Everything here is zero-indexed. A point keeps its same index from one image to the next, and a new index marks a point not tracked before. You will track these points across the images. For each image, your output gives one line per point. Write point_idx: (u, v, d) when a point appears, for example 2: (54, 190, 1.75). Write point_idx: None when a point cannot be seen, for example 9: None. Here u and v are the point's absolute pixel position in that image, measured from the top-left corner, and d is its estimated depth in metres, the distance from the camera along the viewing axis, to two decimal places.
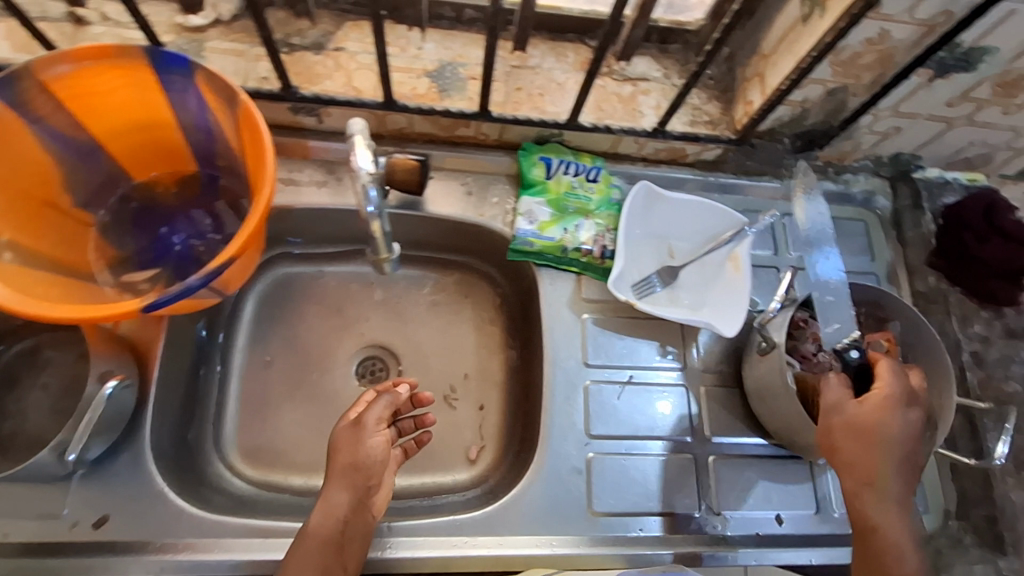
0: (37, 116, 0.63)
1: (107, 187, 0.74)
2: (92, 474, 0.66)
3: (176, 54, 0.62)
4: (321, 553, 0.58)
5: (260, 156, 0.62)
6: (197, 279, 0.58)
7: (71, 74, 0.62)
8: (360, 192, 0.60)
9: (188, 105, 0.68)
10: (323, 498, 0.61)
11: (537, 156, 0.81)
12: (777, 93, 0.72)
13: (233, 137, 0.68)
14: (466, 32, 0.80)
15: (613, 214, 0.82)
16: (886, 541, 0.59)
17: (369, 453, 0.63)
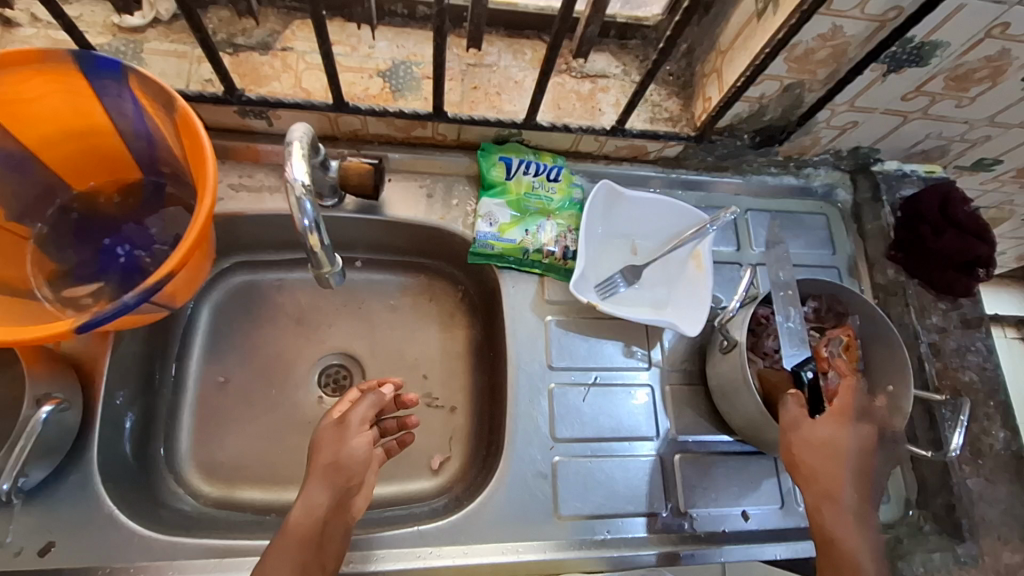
0: None
1: (44, 198, 0.71)
2: (36, 500, 0.64)
3: (107, 58, 0.59)
4: (299, 552, 0.55)
5: (201, 162, 0.59)
6: (134, 296, 0.55)
7: None
8: (294, 204, 0.57)
9: (125, 110, 0.65)
10: (304, 496, 0.57)
11: (496, 157, 0.80)
12: (734, 90, 0.71)
13: (174, 144, 0.65)
14: (420, 30, 0.78)
15: (575, 214, 0.81)
16: (847, 551, 0.57)
17: (352, 452, 0.60)
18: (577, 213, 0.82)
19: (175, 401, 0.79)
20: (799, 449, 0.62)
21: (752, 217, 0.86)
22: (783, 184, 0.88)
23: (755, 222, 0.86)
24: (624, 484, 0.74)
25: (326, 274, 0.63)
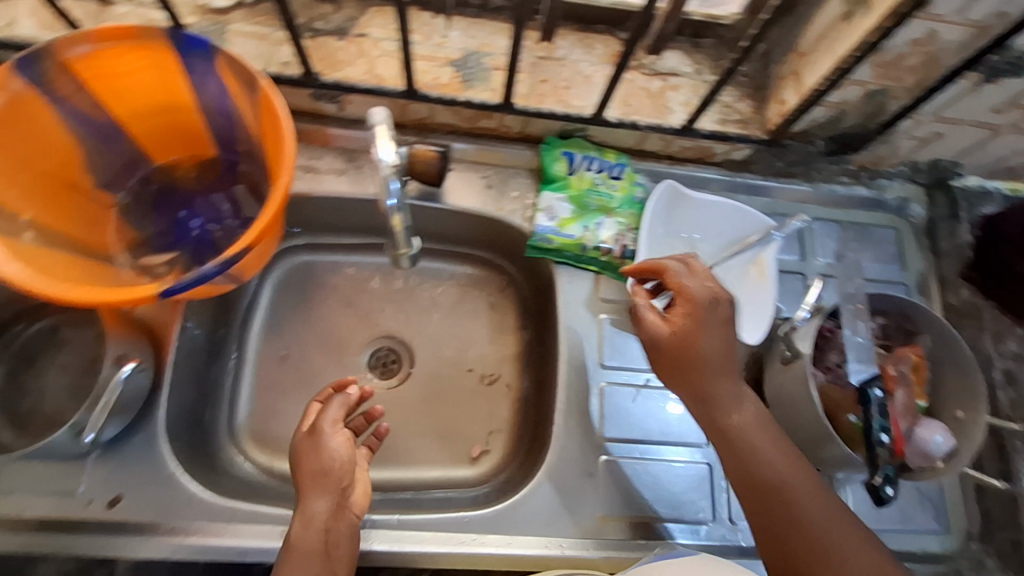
0: (59, 96, 0.62)
1: (127, 168, 0.74)
2: (108, 454, 0.67)
3: (197, 37, 0.61)
4: (312, 562, 0.56)
5: (279, 144, 0.61)
6: (213, 266, 0.57)
7: (93, 54, 0.61)
8: (382, 185, 0.56)
9: (208, 88, 0.67)
10: (301, 511, 0.59)
11: (559, 151, 0.79)
12: (814, 94, 0.69)
13: (253, 124, 0.67)
14: (493, 20, 0.78)
15: (635, 213, 0.80)
16: (756, 462, 0.58)
17: (332, 456, 0.61)
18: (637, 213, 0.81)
19: (235, 372, 0.81)
20: (664, 365, 0.61)
21: (819, 227, 0.83)
22: (853, 195, 0.85)
23: (822, 232, 0.83)
24: (670, 489, 0.73)
25: (401, 255, 0.66)
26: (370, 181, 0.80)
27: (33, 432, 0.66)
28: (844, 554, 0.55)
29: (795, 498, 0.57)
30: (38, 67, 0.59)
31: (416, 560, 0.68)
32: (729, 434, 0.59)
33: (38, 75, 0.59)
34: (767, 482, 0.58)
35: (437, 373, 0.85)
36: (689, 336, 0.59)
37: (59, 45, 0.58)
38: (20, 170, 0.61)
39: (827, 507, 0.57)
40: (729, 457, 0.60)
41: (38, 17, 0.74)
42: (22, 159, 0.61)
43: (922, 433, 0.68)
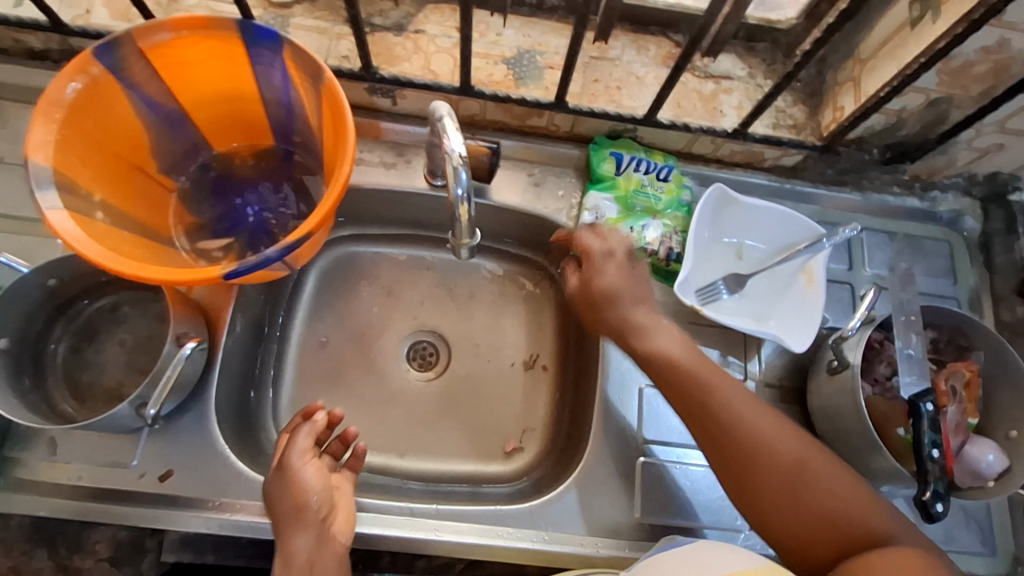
0: (133, 82, 0.64)
1: (188, 154, 0.76)
2: (162, 430, 0.69)
3: (267, 28, 0.63)
4: None
5: (341, 135, 0.62)
6: (275, 251, 0.59)
7: (168, 43, 0.63)
8: (451, 176, 0.56)
9: (272, 79, 0.69)
10: (283, 551, 0.60)
11: (607, 152, 0.79)
12: (873, 101, 0.68)
13: (314, 116, 0.69)
14: (547, 20, 0.79)
15: (682, 216, 0.80)
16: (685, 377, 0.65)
17: (302, 493, 0.63)
18: (684, 216, 0.80)
19: (280, 357, 0.83)
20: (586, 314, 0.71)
21: (869, 237, 0.82)
22: (905, 206, 0.83)
23: (871, 242, 0.82)
24: (708, 494, 0.72)
25: (463, 245, 0.64)
26: (418, 175, 0.81)
27: (93, 404, 0.68)
28: (780, 451, 0.61)
29: (726, 402, 0.64)
30: (115, 54, 0.61)
31: (454, 551, 0.68)
32: (666, 366, 0.66)
33: (115, 61, 0.62)
34: (693, 393, 0.65)
35: (474, 367, 0.86)
36: (592, 276, 0.71)
37: (136, 34, 0.61)
38: (93, 151, 0.64)
39: (764, 416, 0.63)
40: (667, 388, 0.67)
41: (113, 7, 0.77)
42: (95, 140, 0.64)
43: (974, 452, 0.67)
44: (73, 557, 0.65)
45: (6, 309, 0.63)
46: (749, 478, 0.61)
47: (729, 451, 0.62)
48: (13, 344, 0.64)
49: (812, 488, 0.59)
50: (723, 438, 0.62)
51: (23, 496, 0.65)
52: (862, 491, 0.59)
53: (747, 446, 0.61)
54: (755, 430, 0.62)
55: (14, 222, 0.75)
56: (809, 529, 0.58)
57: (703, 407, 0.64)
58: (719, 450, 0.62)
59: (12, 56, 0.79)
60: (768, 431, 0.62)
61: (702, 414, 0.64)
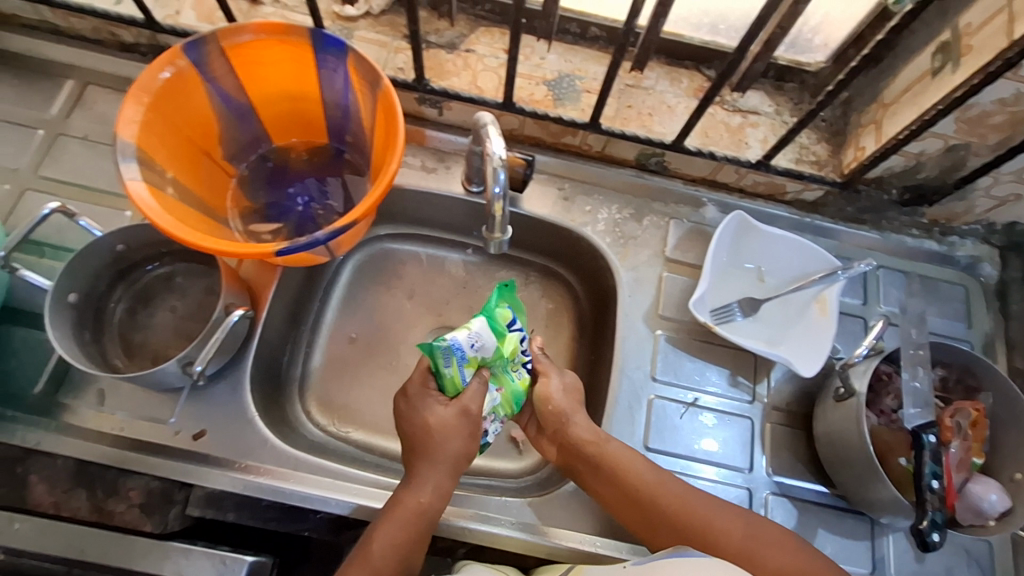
0: (212, 76, 0.72)
1: (250, 146, 0.83)
2: (198, 392, 0.74)
3: (336, 37, 0.69)
4: (418, 526, 0.64)
5: (393, 134, 0.67)
6: (324, 234, 0.64)
7: (248, 44, 0.71)
8: (489, 175, 0.61)
9: (334, 83, 0.75)
10: (433, 480, 0.66)
11: (506, 302, 0.70)
12: (893, 143, 0.72)
13: (369, 119, 0.75)
14: (588, 48, 0.85)
15: (515, 405, 0.73)
16: (616, 470, 0.69)
17: (472, 446, 0.68)
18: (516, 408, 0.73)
19: (310, 339, 0.88)
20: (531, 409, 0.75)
21: (885, 274, 0.84)
22: (923, 248, 0.86)
23: (886, 280, 0.84)
24: None
25: (495, 240, 0.69)
26: (455, 180, 0.87)
27: (140, 361, 0.74)
28: (729, 535, 0.65)
29: (664, 491, 0.68)
30: (198, 50, 0.69)
31: (459, 533, 0.71)
32: (598, 460, 0.69)
33: (200, 57, 0.69)
34: (626, 490, 0.68)
35: None
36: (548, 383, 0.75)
37: (217, 36, 0.68)
38: (172, 134, 0.71)
39: (695, 495, 0.68)
40: (604, 481, 0.69)
41: (200, 11, 0.87)
42: (173, 125, 0.71)
43: (975, 489, 0.68)
44: (108, 500, 0.70)
45: (79, 266, 0.69)
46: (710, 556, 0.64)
47: (684, 541, 0.65)
48: (80, 298, 0.71)
49: (764, 563, 0.63)
50: (677, 532, 0.66)
51: (72, 439, 0.71)
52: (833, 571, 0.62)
53: (700, 534, 0.65)
54: (702, 517, 0.66)
55: (89, 192, 0.83)
56: None
57: (641, 498, 0.67)
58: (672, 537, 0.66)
59: (104, 47, 0.89)
60: (713, 518, 0.66)
61: (647, 505, 0.67)
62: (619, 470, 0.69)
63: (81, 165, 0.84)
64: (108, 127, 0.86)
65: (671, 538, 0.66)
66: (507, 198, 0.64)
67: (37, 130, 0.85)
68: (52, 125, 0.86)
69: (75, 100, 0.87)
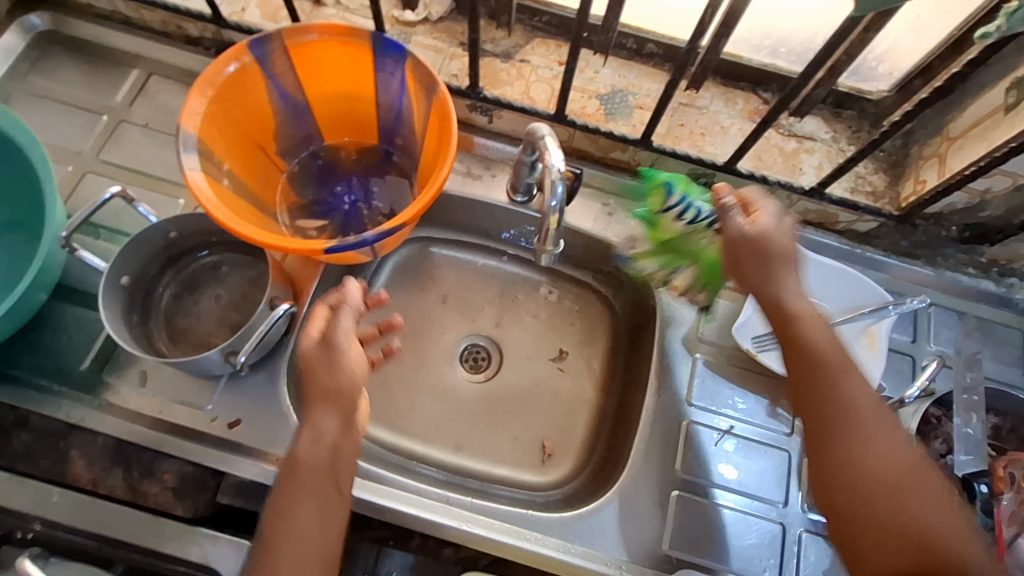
0: (273, 74, 0.74)
1: (302, 144, 0.84)
2: (235, 383, 0.75)
3: (395, 41, 0.70)
4: (318, 482, 0.59)
5: (447, 143, 0.67)
6: (373, 234, 0.64)
7: (310, 44, 0.72)
8: (547, 187, 0.60)
9: (390, 86, 0.76)
10: (313, 425, 0.60)
11: (658, 182, 0.73)
12: (958, 178, 0.70)
13: (422, 125, 0.76)
14: (643, 64, 0.84)
15: (714, 273, 0.75)
16: (814, 350, 0.61)
17: (341, 377, 0.60)
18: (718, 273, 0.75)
19: None
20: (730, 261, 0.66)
21: (937, 313, 0.81)
22: (978, 287, 0.81)
23: (939, 318, 0.81)
24: (739, 540, 0.73)
25: (545, 254, 0.67)
26: (500, 188, 0.87)
27: (183, 347, 0.76)
28: (891, 462, 0.57)
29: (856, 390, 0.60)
30: (263, 47, 0.71)
31: (482, 544, 0.71)
32: (800, 340, 0.62)
33: (264, 54, 0.71)
34: (820, 376, 0.60)
35: (523, 374, 0.89)
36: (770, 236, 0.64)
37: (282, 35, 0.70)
38: (230, 127, 0.73)
39: (884, 427, 0.59)
40: (796, 359, 0.62)
41: (264, 9, 0.89)
42: (231, 118, 0.73)
43: None
44: (143, 481, 0.71)
45: (133, 250, 0.71)
46: (859, 466, 0.57)
47: (846, 444, 0.58)
48: (131, 281, 0.73)
49: (910, 512, 0.55)
50: (837, 430, 0.59)
51: (113, 418, 0.72)
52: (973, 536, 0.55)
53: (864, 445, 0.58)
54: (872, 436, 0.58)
55: (145, 178, 0.85)
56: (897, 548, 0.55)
57: (829, 386, 0.60)
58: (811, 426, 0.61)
59: (171, 41, 0.92)
60: (886, 442, 0.58)
61: (824, 392, 0.60)
62: (817, 353, 0.61)
63: (140, 152, 0.87)
64: (167, 117, 0.89)
65: (828, 436, 0.59)
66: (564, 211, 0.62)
67: (101, 117, 0.88)
68: (115, 111, 0.88)
69: (139, 90, 0.90)
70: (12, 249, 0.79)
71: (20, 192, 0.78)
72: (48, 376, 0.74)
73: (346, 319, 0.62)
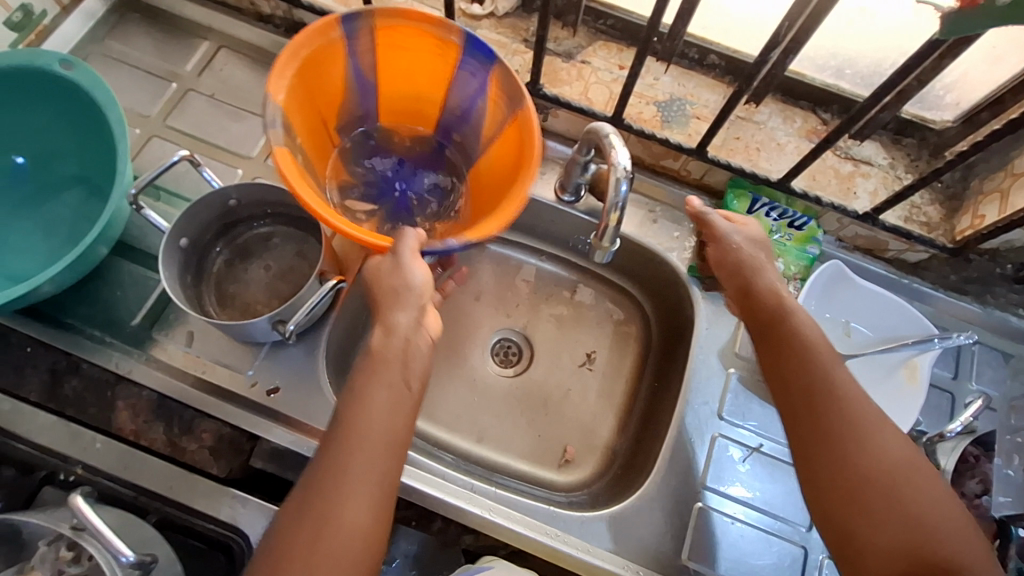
0: (355, 51, 0.74)
1: (360, 122, 0.84)
2: (277, 351, 0.77)
3: (488, 47, 0.72)
4: (387, 379, 0.57)
5: (528, 157, 0.68)
6: (458, 242, 0.59)
7: (396, 30, 0.73)
8: (611, 183, 0.60)
9: (465, 88, 0.78)
10: (387, 325, 0.60)
11: (745, 191, 0.82)
12: (1019, 215, 0.69)
13: (494, 134, 0.77)
14: (703, 75, 0.84)
15: (802, 264, 0.80)
16: (801, 344, 0.62)
17: (416, 275, 0.60)
18: (807, 264, 0.80)
19: None
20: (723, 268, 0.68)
21: (981, 351, 0.80)
22: None
23: (982, 357, 0.79)
24: (756, 558, 0.72)
25: (602, 249, 0.65)
26: (549, 186, 0.88)
27: (231, 312, 0.78)
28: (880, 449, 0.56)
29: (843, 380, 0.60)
30: (354, 25, 0.71)
31: (499, 533, 0.72)
32: (790, 333, 0.62)
33: (353, 31, 0.72)
34: (807, 369, 0.60)
35: (553, 371, 0.89)
36: (753, 237, 0.69)
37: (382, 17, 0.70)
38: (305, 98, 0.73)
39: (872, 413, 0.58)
40: (784, 353, 0.62)
41: None
42: (308, 86, 0.73)
43: None
44: (182, 437, 0.74)
45: (196, 213, 0.74)
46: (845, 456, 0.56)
47: (836, 435, 0.57)
48: (189, 244, 0.75)
49: (898, 499, 0.54)
50: (823, 418, 0.58)
51: (159, 373, 0.75)
52: (961, 524, 0.53)
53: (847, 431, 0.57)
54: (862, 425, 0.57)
55: (207, 146, 0.88)
56: (894, 538, 0.53)
57: (814, 379, 0.60)
58: (802, 427, 0.59)
59: (242, 16, 0.95)
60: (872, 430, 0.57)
61: (812, 386, 0.59)
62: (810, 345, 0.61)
63: (204, 120, 0.89)
64: (233, 89, 0.92)
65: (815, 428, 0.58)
66: (625, 209, 0.62)
67: (170, 83, 0.91)
68: (184, 79, 0.91)
69: (207, 61, 0.93)
70: (78, 203, 0.82)
71: (91, 148, 0.81)
72: (101, 327, 0.77)
73: (411, 241, 0.60)
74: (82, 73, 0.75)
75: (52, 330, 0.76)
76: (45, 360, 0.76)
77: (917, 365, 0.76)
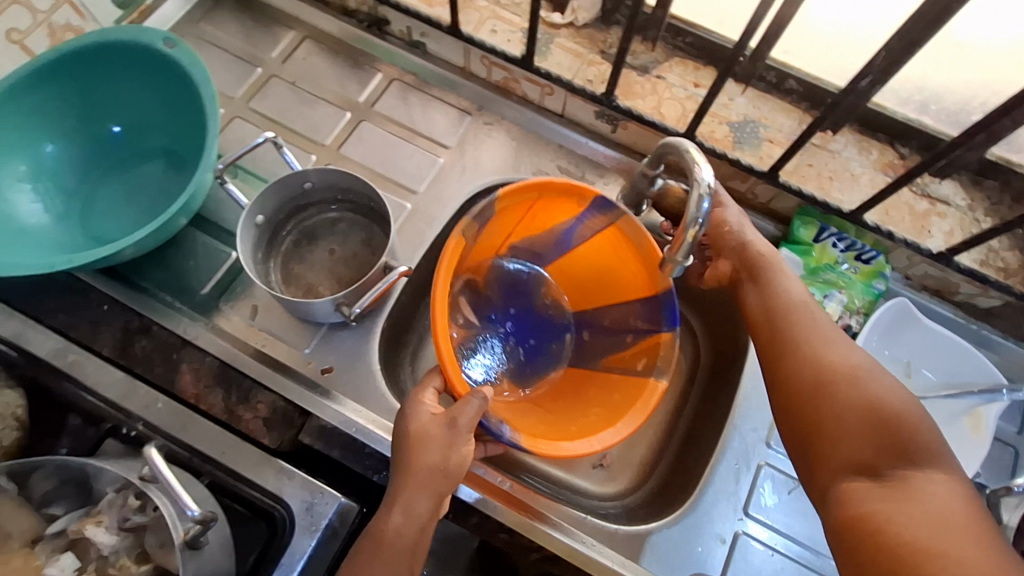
0: (584, 217, 0.73)
1: (533, 255, 0.80)
2: (337, 332, 0.81)
3: (676, 317, 0.70)
4: (394, 560, 0.58)
5: (624, 416, 0.68)
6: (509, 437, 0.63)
7: (631, 245, 0.72)
8: (694, 198, 0.60)
9: (624, 315, 0.76)
10: (408, 503, 0.59)
11: (814, 219, 0.80)
12: None
13: (615, 369, 0.74)
14: (779, 99, 0.83)
15: (868, 299, 0.78)
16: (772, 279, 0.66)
17: (451, 460, 0.61)
18: (871, 299, 0.79)
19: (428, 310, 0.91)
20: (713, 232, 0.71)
21: None
22: None
23: None
24: None
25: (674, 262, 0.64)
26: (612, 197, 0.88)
27: (294, 290, 0.82)
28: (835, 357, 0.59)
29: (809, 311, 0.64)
30: (606, 209, 0.70)
31: (533, 532, 0.72)
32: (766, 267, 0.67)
33: (599, 212, 0.71)
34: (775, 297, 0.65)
35: None
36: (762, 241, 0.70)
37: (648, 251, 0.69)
38: (519, 210, 0.72)
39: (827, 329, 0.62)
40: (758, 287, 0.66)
41: None
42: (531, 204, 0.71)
43: None
44: (239, 406, 0.75)
45: (273, 192, 0.77)
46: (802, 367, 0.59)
47: (796, 349, 0.61)
48: (264, 221, 0.79)
49: (853, 391, 0.56)
50: (785, 338, 0.62)
51: (223, 343, 0.79)
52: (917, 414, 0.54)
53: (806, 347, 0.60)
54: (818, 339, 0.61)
55: (285, 130, 0.92)
56: (851, 428, 0.54)
57: (778, 306, 0.64)
58: (769, 347, 0.63)
59: (329, 10, 0.97)
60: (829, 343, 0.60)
61: (780, 311, 0.64)
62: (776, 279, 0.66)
63: (285, 105, 0.93)
64: (314, 78, 0.95)
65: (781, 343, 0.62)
66: (704, 225, 0.61)
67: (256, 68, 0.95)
68: (269, 65, 0.96)
69: (293, 49, 0.97)
70: (159, 175, 0.87)
71: (180, 124, 0.86)
72: (173, 293, 0.82)
73: (472, 409, 0.61)
74: (183, 52, 0.79)
75: (128, 291, 0.80)
76: (118, 318, 0.79)
77: (984, 416, 0.73)
